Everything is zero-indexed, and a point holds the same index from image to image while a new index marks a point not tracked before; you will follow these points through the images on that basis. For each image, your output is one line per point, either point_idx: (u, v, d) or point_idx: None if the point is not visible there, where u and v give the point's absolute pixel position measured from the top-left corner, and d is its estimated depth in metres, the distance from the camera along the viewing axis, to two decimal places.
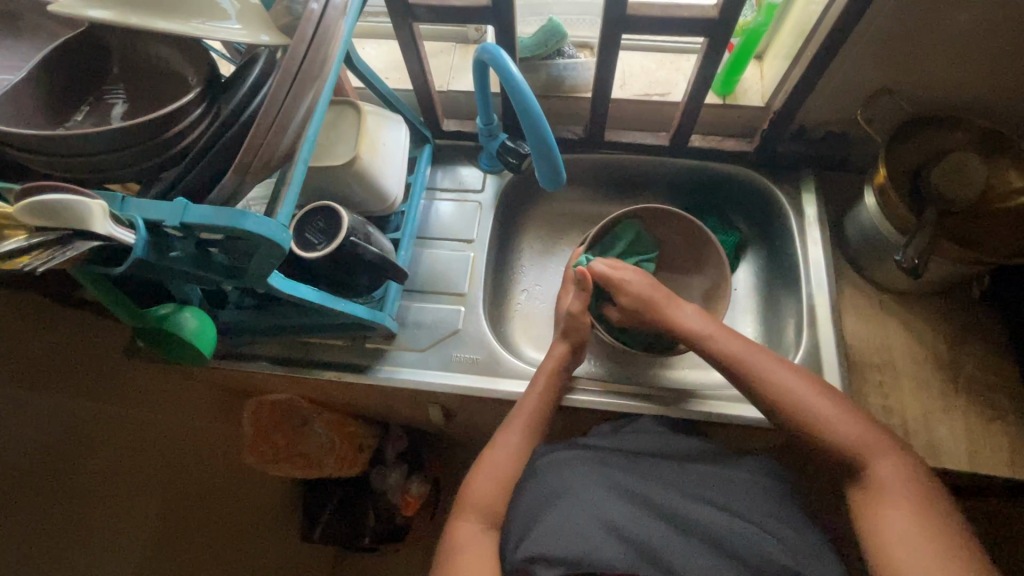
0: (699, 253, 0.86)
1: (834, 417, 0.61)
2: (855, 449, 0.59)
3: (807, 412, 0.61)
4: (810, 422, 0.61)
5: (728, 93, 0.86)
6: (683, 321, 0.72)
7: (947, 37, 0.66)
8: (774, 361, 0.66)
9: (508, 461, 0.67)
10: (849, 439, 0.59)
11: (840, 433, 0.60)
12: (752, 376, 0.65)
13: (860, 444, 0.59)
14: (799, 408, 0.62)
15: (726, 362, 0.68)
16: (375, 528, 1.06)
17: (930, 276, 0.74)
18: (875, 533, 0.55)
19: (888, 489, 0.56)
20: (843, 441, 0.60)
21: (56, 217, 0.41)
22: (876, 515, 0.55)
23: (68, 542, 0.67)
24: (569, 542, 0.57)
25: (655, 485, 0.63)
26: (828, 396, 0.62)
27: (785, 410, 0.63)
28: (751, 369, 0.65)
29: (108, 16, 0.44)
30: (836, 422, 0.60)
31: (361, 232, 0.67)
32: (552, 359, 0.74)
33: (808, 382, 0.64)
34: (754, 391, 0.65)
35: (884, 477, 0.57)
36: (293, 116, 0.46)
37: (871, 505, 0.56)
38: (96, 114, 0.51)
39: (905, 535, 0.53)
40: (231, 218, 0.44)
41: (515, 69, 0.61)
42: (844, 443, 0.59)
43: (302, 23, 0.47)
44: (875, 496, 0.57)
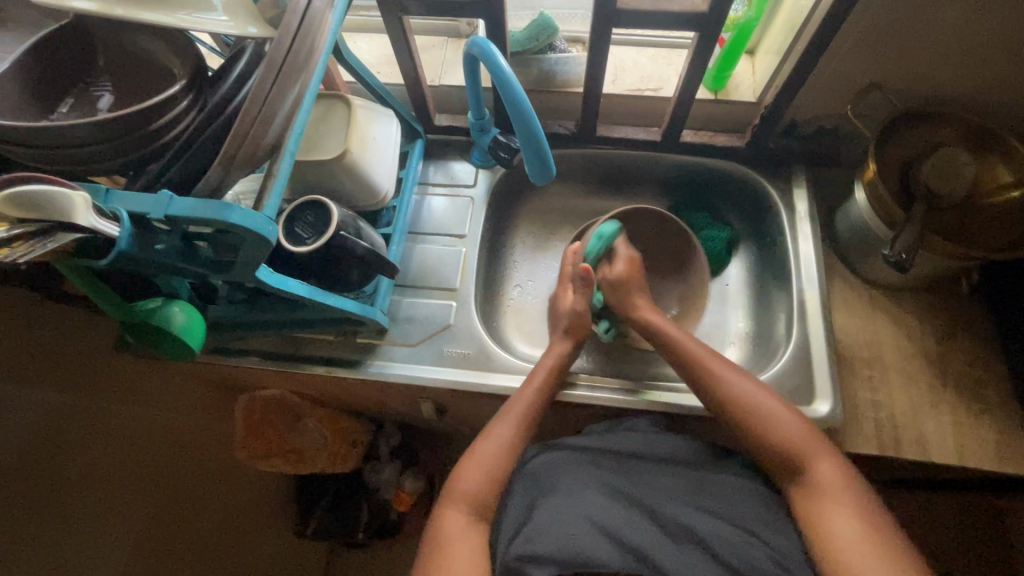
0: (684, 254, 0.85)
1: (785, 423, 0.62)
2: (802, 454, 0.60)
3: (763, 420, 0.62)
4: (762, 424, 0.62)
5: (719, 88, 0.85)
6: (658, 327, 0.73)
7: (936, 32, 0.66)
8: (731, 367, 0.67)
9: (501, 455, 0.66)
10: (797, 444, 0.61)
11: (787, 437, 0.61)
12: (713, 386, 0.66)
13: (809, 448, 0.60)
14: (755, 416, 0.63)
15: (687, 365, 0.69)
16: (368, 524, 1.08)
17: (919, 271, 0.74)
18: (822, 539, 0.56)
19: (834, 493, 0.58)
20: (790, 445, 0.61)
21: (36, 208, 0.40)
22: (821, 520, 0.57)
23: (52, 536, 0.68)
24: (559, 543, 0.57)
25: (642, 483, 0.63)
26: (778, 403, 0.63)
27: (740, 414, 0.64)
28: (711, 375, 0.66)
29: (92, 7, 0.43)
30: (788, 428, 0.61)
31: (351, 227, 0.67)
32: (552, 357, 0.73)
33: (762, 390, 0.65)
34: (710, 397, 0.66)
35: (827, 481, 0.58)
36: (277, 107, 0.46)
37: (815, 507, 0.58)
38: (81, 108, 0.51)
39: (853, 541, 0.54)
40: (216, 210, 0.44)
41: (503, 62, 0.61)
42: (791, 448, 0.61)
43: (287, 14, 0.46)
44: (820, 500, 0.58)
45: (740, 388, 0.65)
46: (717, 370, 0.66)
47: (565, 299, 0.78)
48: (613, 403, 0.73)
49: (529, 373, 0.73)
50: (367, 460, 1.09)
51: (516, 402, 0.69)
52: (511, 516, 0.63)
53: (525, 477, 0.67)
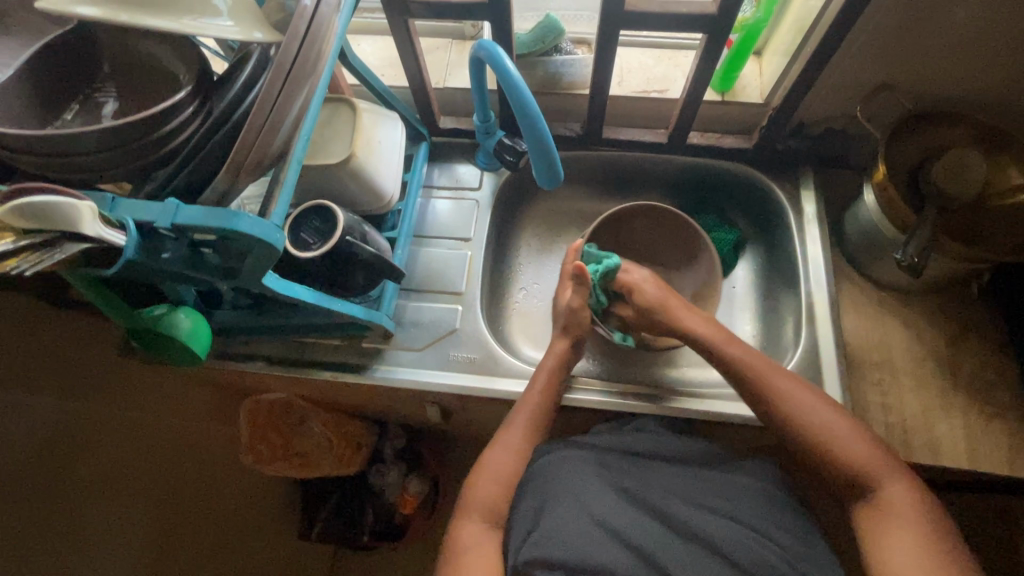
0: (688, 243, 0.85)
1: (852, 442, 0.60)
2: (868, 475, 0.59)
3: (828, 436, 0.61)
4: (824, 440, 0.61)
5: (727, 90, 0.85)
6: (700, 334, 0.71)
7: (948, 33, 0.66)
8: (791, 380, 0.65)
9: (509, 459, 0.66)
10: (864, 464, 0.59)
11: (850, 453, 0.60)
12: (774, 399, 0.64)
13: (874, 469, 0.59)
14: (820, 432, 0.61)
15: (740, 379, 0.67)
16: (373, 527, 1.05)
17: (929, 273, 0.74)
18: (884, 560, 0.55)
19: (900, 514, 0.56)
20: (856, 463, 0.59)
21: (44, 219, 0.40)
22: (884, 540, 0.56)
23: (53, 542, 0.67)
24: (570, 547, 0.55)
25: (655, 486, 0.62)
26: (845, 419, 0.62)
27: (799, 428, 0.62)
28: (768, 387, 0.65)
29: (97, 14, 0.43)
30: (854, 447, 0.60)
31: (357, 231, 0.66)
32: (552, 357, 0.73)
33: (826, 405, 0.63)
34: (769, 409, 0.64)
35: (895, 503, 0.57)
36: (286, 114, 0.45)
37: (880, 525, 0.57)
38: (89, 114, 0.51)
39: (919, 564, 0.53)
40: (224, 219, 0.44)
41: (511, 65, 0.60)
42: (858, 468, 0.59)
43: (295, 19, 0.46)
44: (886, 522, 0.56)
45: (807, 403, 0.63)
46: (782, 384, 0.64)
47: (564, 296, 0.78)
48: (613, 404, 0.74)
49: (533, 375, 0.72)
50: (372, 463, 1.08)
51: (522, 405, 0.69)
52: (521, 519, 0.62)
53: (531, 481, 0.65)
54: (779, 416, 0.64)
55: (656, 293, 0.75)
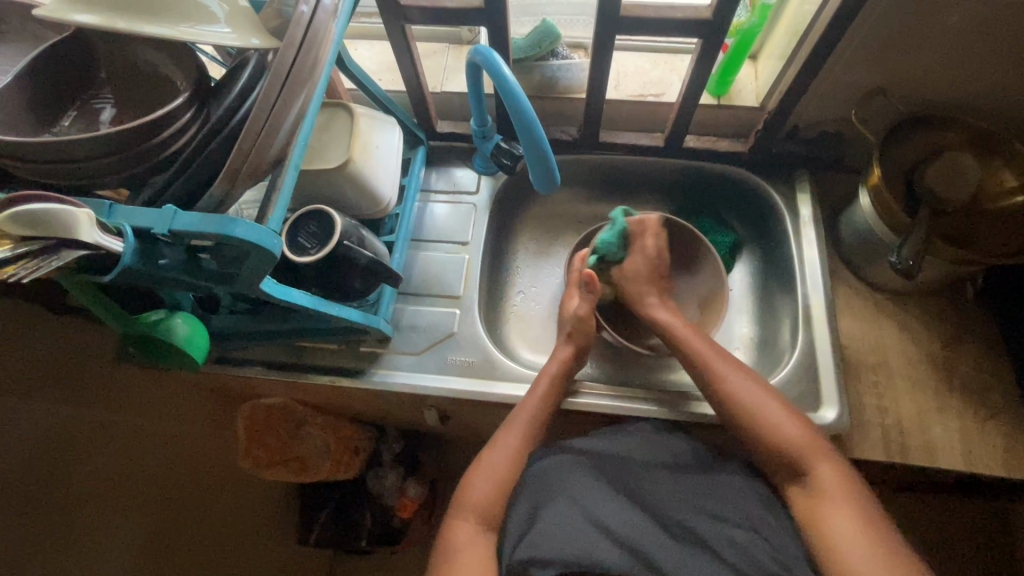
0: (690, 257, 0.86)
1: (783, 421, 0.62)
2: (801, 459, 0.60)
3: (763, 418, 0.62)
4: (763, 423, 0.62)
5: (722, 93, 0.85)
6: (665, 322, 0.74)
7: (941, 37, 0.66)
8: (737, 368, 0.67)
9: (507, 460, 0.66)
10: (796, 445, 0.60)
11: (787, 436, 0.61)
12: (713, 384, 0.66)
13: (808, 452, 0.60)
14: (754, 414, 0.63)
15: (694, 368, 0.69)
16: (372, 530, 1.05)
17: (924, 275, 0.74)
18: (817, 537, 0.55)
19: (833, 496, 0.57)
20: (794, 447, 0.60)
21: (41, 226, 0.40)
22: (818, 518, 0.56)
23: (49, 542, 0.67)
24: (564, 547, 0.56)
25: (647, 488, 0.63)
26: (778, 402, 0.64)
27: (743, 413, 0.64)
28: (717, 374, 0.67)
29: (94, 21, 0.43)
30: (786, 428, 0.61)
31: (354, 236, 0.66)
32: (555, 364, 0.73)
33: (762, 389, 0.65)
34: (716, 397, 0.66)
35: (827, 483, 0.58)
36: (282, 120, 0.45)
37: (815, 509, 0.57)
38: (85, 123, 0.51)
39: (847, 539, 0.53)
40: (221, 225, 0.44)
41: (507, 70, 0.61)
42: (791, 449, 0.60)
43: (292, 25, 0.46)
44: (818, 500, 0.57)
45: (742, 386, 0.65)
46: (722, 369, 0.67)
47: (571, 304, 0.79)
48: (627, 411, 0.74)
49: (534, 382, 0.73)
50: (369, 468, 1.08)
51: (519, 409, 0.70)
52: (517, 519, 0.62)
53: (528, 481, 0.65)
54: (719, 399, 0.66)
55: (644, 267, 0.78)
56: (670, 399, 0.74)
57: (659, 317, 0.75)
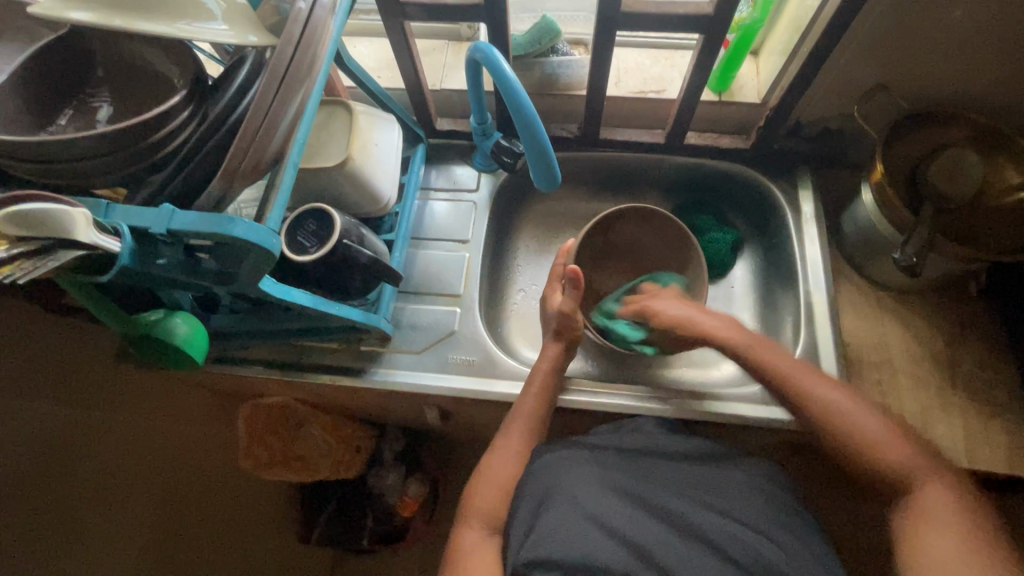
0: (680, 251, 0.83)
1: (880, 437, 0.60)
2: (903, 477, 0.57)
3: (858, 434, 0.60)
4: (860, 442, 0.60)
5: (724, 90, 0.85)
6: (708, 324, 0.71)
7: (945, 32, 0.65)
8: (824, 384, 0.64)
9: (511, 466, 0.67)
10: (898, 464, 0.58)
11: (886, 454, 0.59)
12: (804, 399, 0.64)
13: (910, 471, 0.58)
14: (848, 430, 0.61)
15: (778, 386, 0.65)
16: (373, 528, 1.03)
17: (927, 272, 0.74)
18: (919, 561, 0.52)
19: (935, 517, 0.54)
20: (895, 465, 0.58)
21: (37, 227, 0.39)
22: (919, 542, 0.53)
23: None
24: (568, 546, 0.54)
25: (653, 486, 0.61)
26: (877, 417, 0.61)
27: (836, 431, 0.61)
28: (804, 393, 0.64)
29: (90, 18, 0.42)
30: (888, 445, 0.59)
31: (354, 235, 0.66)
32: (547, 359, 0.73)
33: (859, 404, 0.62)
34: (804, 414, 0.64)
35: (929, 502, 0.55)
36: (281, 118, 0.45)
37: (915, 531, 0.54)
38: (81, 120, 0.51)
39: (956, 565, 0.50)
40: (219, 224, 0.43)
41: (507, 68, 0.60)
42: (893, 467, 0.58)
43: (290, 22, 0.46)
44: (920, 522, 0.55)
45: (836, 400, 0.63)
46: (806, 385, 0.64)
47: (553, 299, 0.78)
48: (625, 409, 0.74)
49: (528, 377, 0.73)
50: (371, 466, 1.07)
51: (518, 408, 0.70)
52: (518, 518, 0.60)
53: (526, 479, 0.64)
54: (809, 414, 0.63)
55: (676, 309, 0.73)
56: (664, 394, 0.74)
57: (707, 325, 0.71)
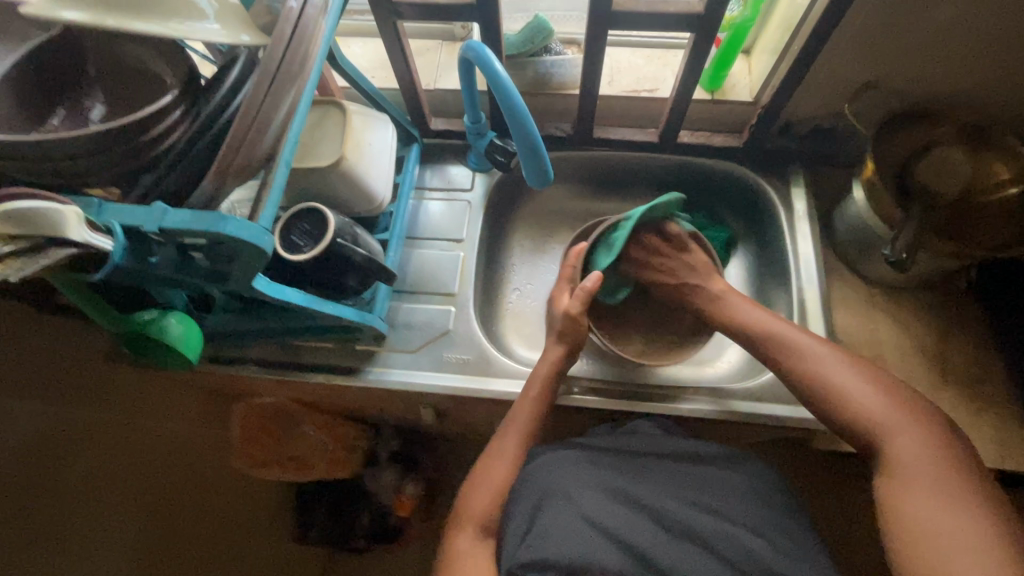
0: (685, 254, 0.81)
1: (859, 389, 0.60)
2: (880, 432, 0.58)
3: (835, 387, 0.61)
4: (837, 399, 0.61)
5: (716, 89, 0.85)
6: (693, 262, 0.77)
7: (934, 30, 0.66)
8: (806, 343, 0.65)
9: (504, 466, 0.66)
10: (874, 415, 0.59)
11: (863, 411, 0.59)
12: (788, 358, 0.65)
13: (882, 427, 0.58)
14: (826, 383, 0.62)
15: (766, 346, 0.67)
16: (368, 528, 1.05)
17: (918, 269, 0.74)
18: (895, 517, 0.54)
19: (910, 472, 0.55)
20: (876, 422, 0.58)
21: (29, 224, 0.40)
22: (898, 496, 0.55)
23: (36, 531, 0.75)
24: (564, 548, 0.55)
25: (647, 484, 0.61)
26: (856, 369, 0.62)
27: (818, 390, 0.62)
28: (787, 355, 0.65)
29: (82, 18, 0.42)
30: (867, 396, 0.60)
31: (347, 234, 0.66)
32: (546, 364, 0.71)
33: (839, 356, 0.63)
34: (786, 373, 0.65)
35: (904, 456, 0.56)
36: (272, 117, 0.45)
37: (892, 486, 0.55)
38: (73, 118, 0.51)
39: (930, 519, 0.52)
40: (211, 222, 0.44)
41: (499, 67, 0.60)
42: (869, 424, 0.59)
43: (280, 22, 0.46)
44: (897, 471, 0.56)
45: (816, 354, 0.64)
46: (789, 351, 0.65)
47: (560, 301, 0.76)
48: (614, 405, 0.74)
49: (527, 381, 0.71)
50: (367, 466, 1.07)
51: (516, 412, 0.69)
52: (515, 520, 0.60)
53: (522, 481, 0.64)
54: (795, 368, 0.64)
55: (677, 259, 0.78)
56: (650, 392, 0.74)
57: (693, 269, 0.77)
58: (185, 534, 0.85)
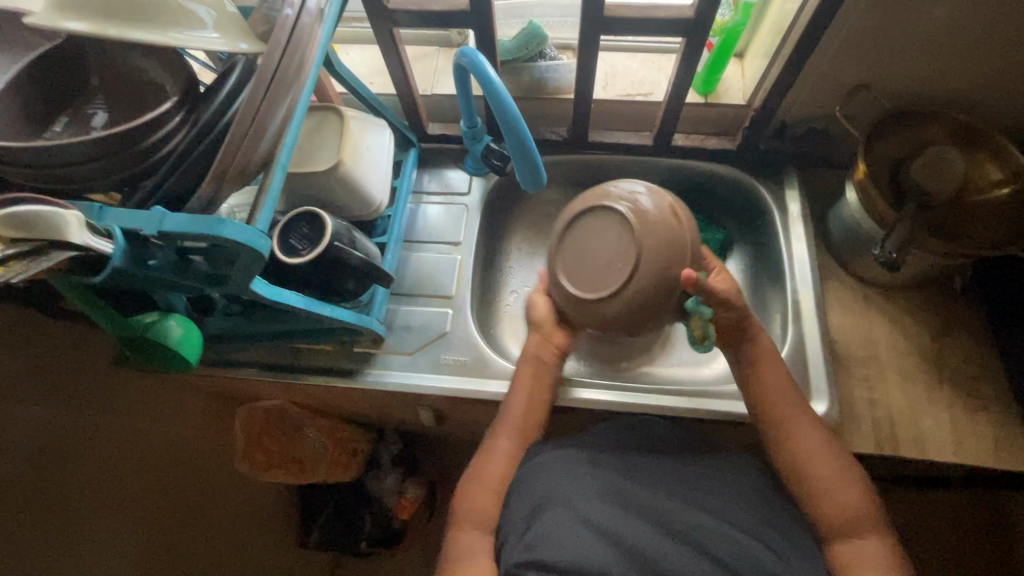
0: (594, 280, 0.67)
1: (833, 478, 0.60)
2: (849, 523, 0.58)
3: (812, 474, 0.61)
4: (813, 483, 0.60)
5: (709, 92, 0.86)
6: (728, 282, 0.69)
7: (924, 32, 0.67)
8: (802, 419, 0.64)
9: (494, 469, 0.67)
10: (849, 507, 0.58)
11: (837, 498, 0.59)
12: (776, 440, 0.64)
13: (856, 519, 0.58)
14: (802, 468, 0.61)
15: (766, 410, 0.65)
16: (371, 533, 1.01)
17: (911, 268, 0.74)
18: None
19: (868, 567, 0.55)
20: (847, 514, 0.58)
21: (30, 228, 0.41)
22: None
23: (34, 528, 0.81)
24: (560, 550, 0.54)
25: (645, 487, 0.61)
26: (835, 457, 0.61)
27: (797, 468, 0.62)
28: (782, 424, 0.64)
29: (85, 28, 0.44)
30: (842, 487, 0.59)
31: (345, 237, 0.67)
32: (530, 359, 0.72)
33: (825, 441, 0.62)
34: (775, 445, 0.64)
35: (864, 552, 0.57)
36: (268, 122, 0.46)
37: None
38: (76, 127, 0.52)
39: None
40: (208, 225, 0.45)
41: (493, 73, 0.61)
42: (841, 514, 0.58)
43: (276, 29, 0.47)
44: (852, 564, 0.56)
45: (804, 435, 0.63)
46: (789, 423, 0.64)
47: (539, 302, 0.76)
48: (616, 407, 0.74)
49: (515, 379, 0.73)
50: (368, 468, 1.05)
51: (508, 410, 0.70)
52: (512, 518, 0.61)
53: (517, 481, 0.65)
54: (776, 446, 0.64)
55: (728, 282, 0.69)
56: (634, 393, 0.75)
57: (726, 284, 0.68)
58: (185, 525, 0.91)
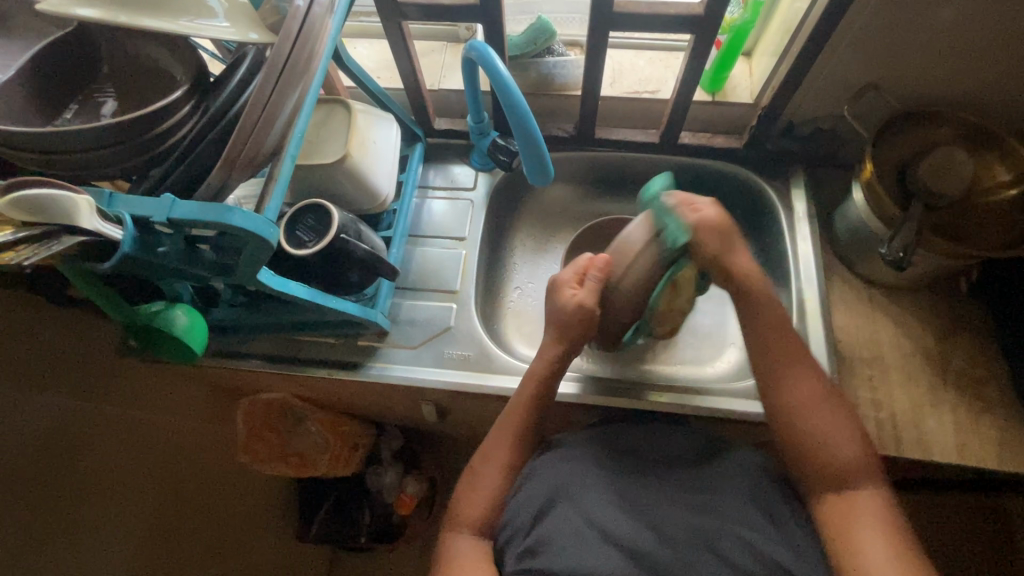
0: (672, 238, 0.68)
1: (828, 427, 0.61)
2: (846, 473, 0.58)
3: (806, 425, 0.61)
4: (810, 430, 0.61)
5: (717, 91, 0.86)
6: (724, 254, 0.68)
7: (934, 31, 0.66)
8: (799, 371, 0.64)
9: (495, 480, 0.65)
10: (843, 459, 0.59)
11: (834, 445, 0.60)
12: (772, 391, 0.64)
13: (856, 468, 0.59)
14: (798, 424, 0.62)
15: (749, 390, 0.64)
16: (370, 526, 1.04)
17: (917, 269, 0.74)
18: (842, 539, 0.55)
19: (863, 511, 0.56)
20: (845, 463, 0.59)
21: (43, 213, 0.41)
22: (844, 527, 0.56)
23: (66, 523, 0.71)
24: (562, 557, 0.54)
25: (651, 492, 0.60)
26: (845, 423, 0.61)
27: (793, 420, 0.62)
28: (777, 398, 0.63)
29: (96, 15, 0.44)
30: (843, 447, 0.60)
31: (351, 230, 0.67)
32: (540, 359, 0.70)
33: (826, 403, 0.62)
34: (772, 402, 0.64)
35: (864, 499, 0.57)
36: (278, 112, 0.46)
37: (843, 519, 0.56)
38: (86, 114, 0.52)
39: (877, 548, 0.53)
40: (217, 212, 0.45)
41: (503, 67, 0.61)
42: (836, 461, 0.59)
43: (288, 20, 0.47)
44: (846, 510, 0.57)
45: (805, 391, 0.63)
46: (788, 368, 0.64)
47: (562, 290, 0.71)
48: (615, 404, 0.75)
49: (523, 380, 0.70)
50: (369, 464, 1.07)
51: (518, 403, 0.68)
52: (517, 516, 0.61)
53: (528, 476, 0.65)
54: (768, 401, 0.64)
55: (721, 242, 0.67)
56: (628, 388, 0.76)
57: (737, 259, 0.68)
58: (171, 546, 0.83)
